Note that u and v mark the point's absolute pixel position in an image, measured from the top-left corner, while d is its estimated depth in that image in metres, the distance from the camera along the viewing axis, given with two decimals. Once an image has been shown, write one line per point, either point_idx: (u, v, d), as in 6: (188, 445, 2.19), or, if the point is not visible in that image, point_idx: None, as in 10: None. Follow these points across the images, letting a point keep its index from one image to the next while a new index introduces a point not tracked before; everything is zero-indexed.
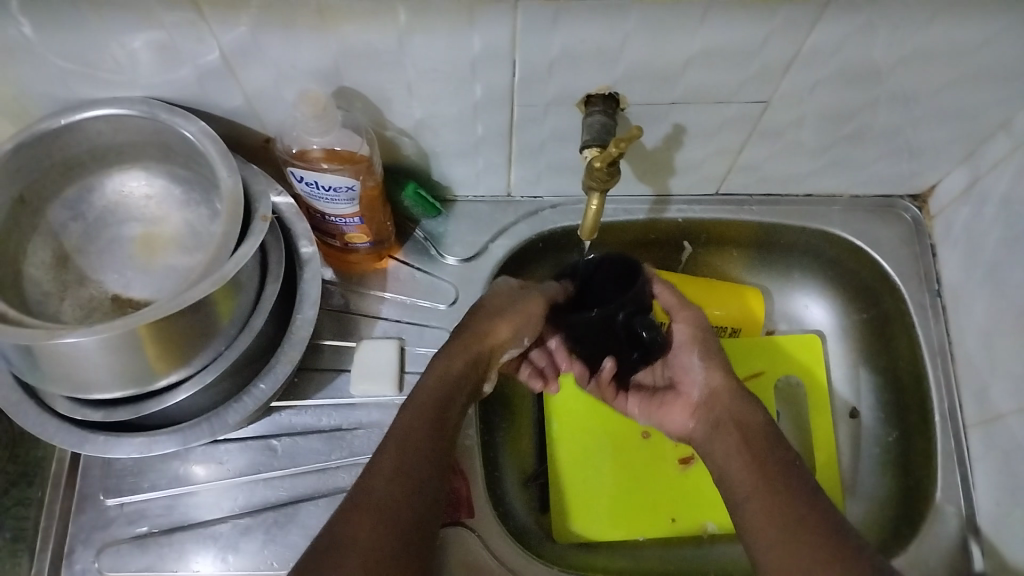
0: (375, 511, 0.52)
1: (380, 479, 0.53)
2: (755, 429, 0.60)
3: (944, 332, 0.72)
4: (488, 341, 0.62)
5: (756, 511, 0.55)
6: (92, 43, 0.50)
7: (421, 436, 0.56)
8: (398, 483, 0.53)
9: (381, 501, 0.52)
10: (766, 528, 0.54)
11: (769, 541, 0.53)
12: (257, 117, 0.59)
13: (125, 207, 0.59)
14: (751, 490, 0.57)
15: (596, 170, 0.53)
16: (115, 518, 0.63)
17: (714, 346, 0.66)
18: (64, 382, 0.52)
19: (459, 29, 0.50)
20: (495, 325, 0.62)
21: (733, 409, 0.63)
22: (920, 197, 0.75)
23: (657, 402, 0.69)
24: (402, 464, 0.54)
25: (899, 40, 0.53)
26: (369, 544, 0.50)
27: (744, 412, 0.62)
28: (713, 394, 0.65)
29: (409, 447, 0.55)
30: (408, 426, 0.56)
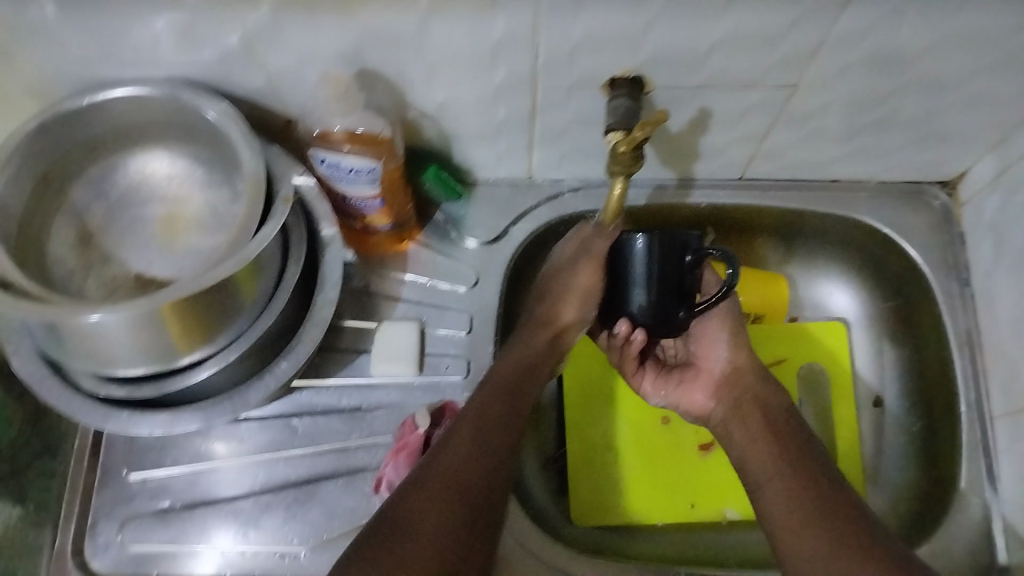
0: (442, 488, 0.51)
1: (449, 458, 0.53)
2: (776, 411, 0.62)
3: (972, 322, 0.71)
4: (560, 320, 0.64)
5: (776, 492, 0.56)
6: (115, 24, 0.50)
7: (493, 418, 0.57)
8: (470, 462, 0.53)
9: (450, 478, 0.52)
10: (789, 510, 0.54)
11: (794, 518, 0.53)
12: (278, 98, 0.59)
13: (149, 186, 0.60)
14: (773, 473, 0.57)
15: (620, 154, 0.54)
16: (139, 493, 0.64)
17: (742, 328, 0.67)
18: (88, 359, 0.53)
19: (481, 11, 0.50)
20: (563, 303, 0.63)
21: (757, 391, 0.64)
22: (950, 184, 0.74)
23: (676, 379, 0.68)
24: (474, 442, 0.54)
25: (932, 24, 0.52)
26: (433, 519, 0.49)
27: (766, 394, 0.64)
28: (736, 372, 0.66)
29: (479, 428, 0.55)
30: (481, 409, 0.57)
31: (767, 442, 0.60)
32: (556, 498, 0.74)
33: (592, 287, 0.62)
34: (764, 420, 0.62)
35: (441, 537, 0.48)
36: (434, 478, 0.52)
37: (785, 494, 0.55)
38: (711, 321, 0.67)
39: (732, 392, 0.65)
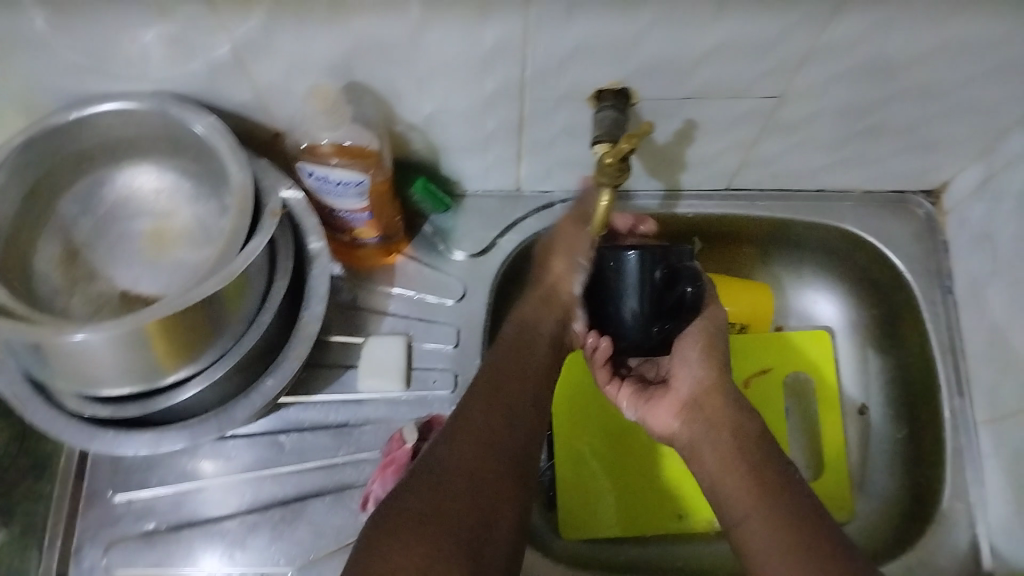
0: (473, 440, 0.51)
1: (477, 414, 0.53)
2: (750, 439, 0.56)
3: (956, 329, 0.71)
4: (560, 291, 0.61)
5: (754, 528, 0.51)
6: (103, 36, 0.50)
7: (515, 376, 0.57)
8: (498, 418, 0.53)
9: (480, 431, 0.52)
10: (770, 544, 0.49)
11: (775, 553, 0.49)
12: (266, 111, 0.58)
13: (134, 201, 0.59)
14: (751, 507, 0.52)
15: (607, 166, 0.52)
16: (124, 514, 0.63)
17: (719, 347, 0.62)
18: (74, 379, 0.52)
19: (473, 22, 0.50)
20: (559, 273, 0.61)
21: (730, 416, 0.58)
22: (933, 192, 0.74)
23: (647, 395, 0.64)
24: (495, 400, 0.54)
25: (918, 35, 0.53)
26: (466, 468, 0.49)
27: (737, 417, 0.58)
28: (706, 393, 0.60)
29: (501, 388, 0.55)
30: (500, 369, 0.57)
31: (739, 471, 0.54)
32: (546, 510, 0.73)
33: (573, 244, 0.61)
34: (735, 444, 0.56)
35: (476, 483, 0.49)
36: (463, 433, 0.52)
37: (767, 529, 0.50)
38: (691, 340, 0.62)
39: (701, 413, 0.60)
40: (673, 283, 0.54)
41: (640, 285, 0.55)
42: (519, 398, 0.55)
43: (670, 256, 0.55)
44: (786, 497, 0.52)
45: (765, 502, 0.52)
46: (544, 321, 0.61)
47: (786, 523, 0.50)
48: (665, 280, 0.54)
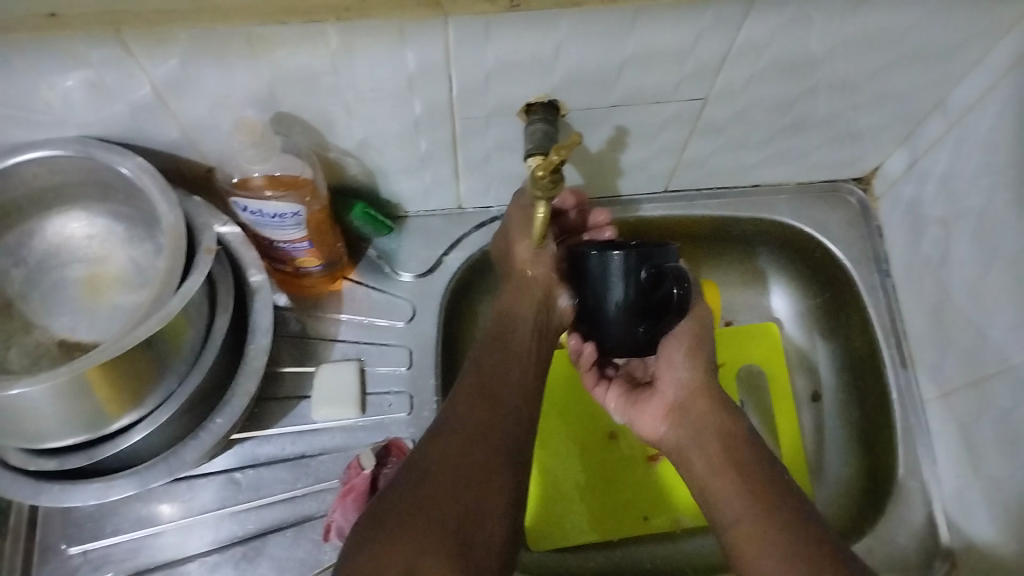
0: (465, 434, 0.51)
1: (468, 408, 0.53)
2: (739, 443, 0.57)
3: (896, 311, 0.73)
4: (536, 278, 0.61)
5: (746, 537, 0.51)
6: (18, 85, 0.49)
7: (501, 369, 0.57)
8: (489, 413, 0.53)
9: (471, 426, 0.52)
10: (756, 538, 0.50)
11: (764, 538, 0.50)
12: (195, 148, 0.58)
13: (66, 249, 0.58)
14: (742, 515, 0.52)
15: (540, 179, 0.52)
16: (79, 565, 0.62)
17: (705, 350, 0.62)
18: (15, 434, 0.51)
19: (393, 46, 0.50)
20: (529, 259, 0.62)
21: (717, 421, 0.59)
22: (863, 179, 0.76)
23: (633, 398, 0.65)
24: (485, 393, 0.55)
25: (830, 29, 0.54)
26: (461, 464, 0.49)
27: (724, 423, 0.58)
28: (691, 397, 0.61)
29: (489, 382, 0.56)
30: (487, 364, 0.57)
31: (724, 475, 0.55)
32: None
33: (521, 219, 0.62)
34: (719, 447, 0.57)
35: (469, 474, 0.49)
36: (456, 428, 0.52)
37: (754, 525, 0.51)
38: (680, 344, 0.62)
39: (689, 418, 0.60)
40: (659, 284, 0.53)
41: (626, 285, 0.54)
42: (507, 390, 0.56)
43: (656, 257, 0.53)
44: (770, 493, 0.53)
45: (751, 500, 0.52)
46: (525, 310, 0.61)
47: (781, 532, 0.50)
48: (651, 280, 0.53)
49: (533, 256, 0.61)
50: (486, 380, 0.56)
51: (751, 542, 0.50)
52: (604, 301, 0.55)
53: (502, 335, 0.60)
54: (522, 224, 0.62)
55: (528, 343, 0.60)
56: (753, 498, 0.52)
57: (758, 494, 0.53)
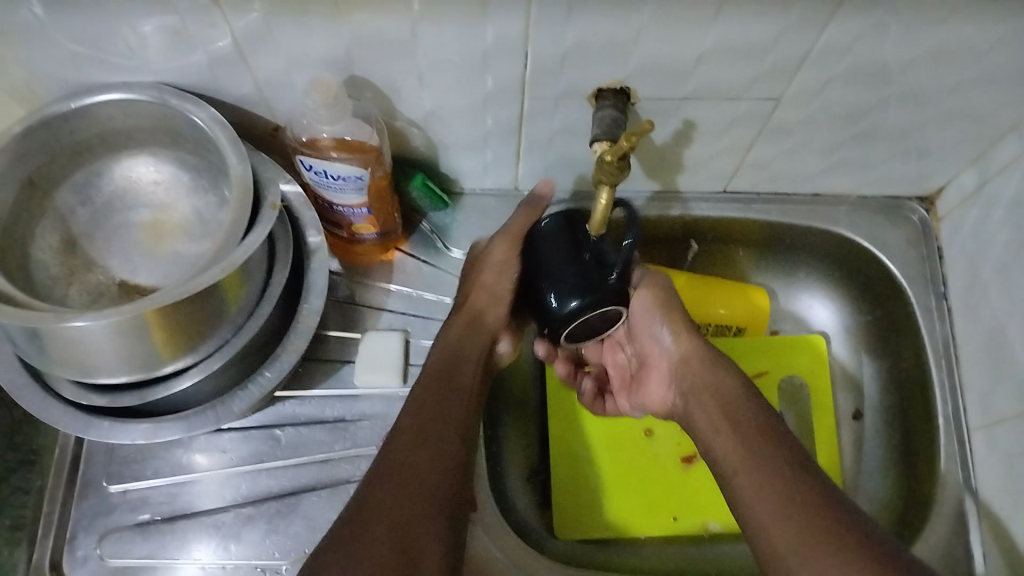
0: (396, 478, 0.49)
1: (401, 445, 0.52)
2: (729, 395, 0.57)
3: (950, 334, 0.72)
4: (480, 317, 0.63)
5: (744, 487, 0.51)
6: (105, 26, 0.50)
7: (439, 402, 0.56)
8: (424, 450, 0.52)
9: (402, 469, 0.50)
10: (761, 507, 0.49)
11: (757, 486, 0.50)
12: (267, 105, 0.59)
13: (134, 193, 0.59)
14: (738, 465, 0.52)
15: (607, 163, 0.52)
16: (118, 504, 0.63)
17: (677, 311, 0.64)
18: (71, 366, 0.52)
19: (472, 19, 0.50)
20: (483, 297, 0.63)
21: (705, 377, 0.60)
22: (928, 198, 0.75)
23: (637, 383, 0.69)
24: (418, 434, 0.53)
25: (912, 39, 0.53)
26: (397, 516, 0.47)
27: (713, 377, 0.59)
28: (683, 359, 0.62)
29: (424, 414, 0.54)
30: (421, 401, 0.55)
31: (721, 431, 0.55)
32: (540, 510, 0.73)
33: (505, 260, 0.62)
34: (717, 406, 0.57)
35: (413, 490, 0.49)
36: (390, 468, 0.50)
37: (756, 484, 0.50)
38: (660, 313, 0.64)
39: (686, 379, 0.61)
40: (598, 250, 0.57)
41: (571, 255, 0.57)
42: (442, 424, 0.54)
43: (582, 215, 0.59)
44: (770, 451, 0.52)
45: (754, 458, 0.52)
46: (472, 347, 0.62)
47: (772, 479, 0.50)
48: (591, 245, 0.57)
49: (485, 296, 0.63)
50: (421, 415, 0.54)
51: (757, 508, 0.49)
52: (561, 292, 0.56)
53: (444, 367, 0.59)
54: (502, 261, 0.62)
55: (472, 377, 0.60)
56: (754, 457, 0.52)
57: (756, 458, 0.52)
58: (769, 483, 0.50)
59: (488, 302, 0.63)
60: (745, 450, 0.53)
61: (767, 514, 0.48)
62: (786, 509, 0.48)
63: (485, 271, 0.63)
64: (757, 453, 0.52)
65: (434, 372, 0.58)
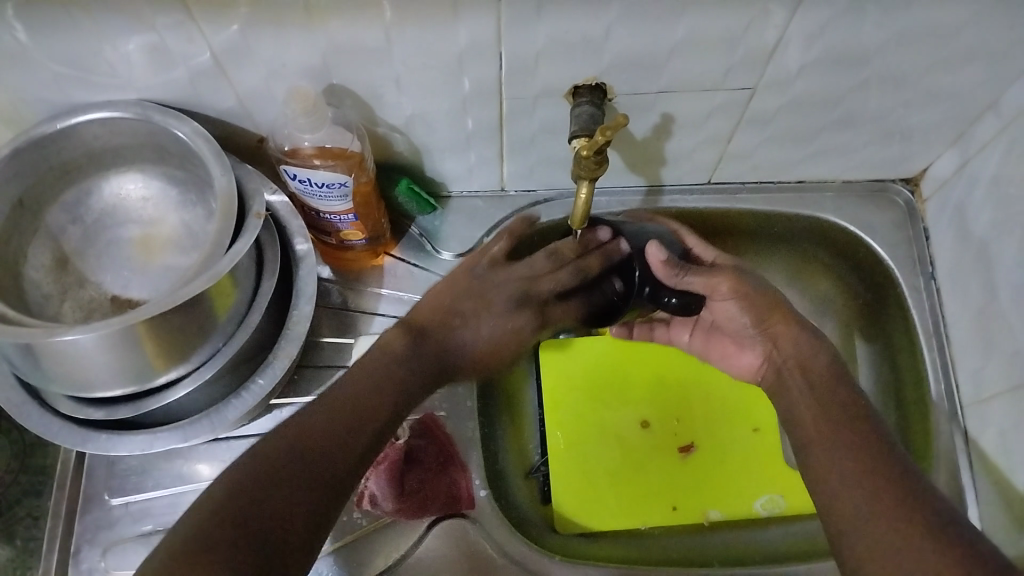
0: (314, 441, 0.51)
1: (330, 408, 0.53)
2: (818, 370, 0.58)
3: (939, 314, 0.72)
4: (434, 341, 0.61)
5: (818, 452, 0.53)
6: (86, 47, 0.51)
7: (377, 381, 0.57)
8: (340, 422, 0.53)
9: (323, 434, 0.52)
10: (841, 467, 0.51)
11: (829, 453, 0.53)
12: (250, 117, 0.60)
13: (123, 209, 0.60)
14: (814, 433, 0.55)
15: (584, 159, 0.53)
16: (121, 517, 0.64)
17: (762, 302, 0.61)
18: (67, 382, 0.53)
19: (445, 22, 0.51)
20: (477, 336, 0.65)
21: (795, 352, 0.60)
22: (911, 180, 0.76)
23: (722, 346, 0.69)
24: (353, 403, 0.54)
25: (882, 21, 0.54)
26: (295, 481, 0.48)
27: (805, 351, 0.59)
28: (773, 346, 0.62)
29: (362, 403, 0.55)
30: (367, 376, 0.57)
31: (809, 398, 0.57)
32: (540, 505, 0.74)
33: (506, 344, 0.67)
34: (804, 386, 0.58)
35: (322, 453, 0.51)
36: (300, 433, 0.51)
37: (834, 450, 0.52)
38: (737, 297, 0.61)
39: (775, 353, 0.62)
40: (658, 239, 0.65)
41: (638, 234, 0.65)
42: (371, 419, 0.55)
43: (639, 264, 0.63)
44: (854, 424, 0.54)
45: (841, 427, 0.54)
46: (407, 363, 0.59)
47: (849, 446, 0.52)
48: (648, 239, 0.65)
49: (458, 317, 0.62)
50: (347, 390, 0.55)
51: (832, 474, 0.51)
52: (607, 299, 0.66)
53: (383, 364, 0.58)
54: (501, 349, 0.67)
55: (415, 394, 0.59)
56: (836, 431, 0.53)
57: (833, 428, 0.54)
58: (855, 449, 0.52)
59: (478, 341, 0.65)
60: (827, 426, 0.54)
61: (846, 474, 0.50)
62: (857, 478, 0.50)
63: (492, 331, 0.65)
64: (847, 432, 0.53)
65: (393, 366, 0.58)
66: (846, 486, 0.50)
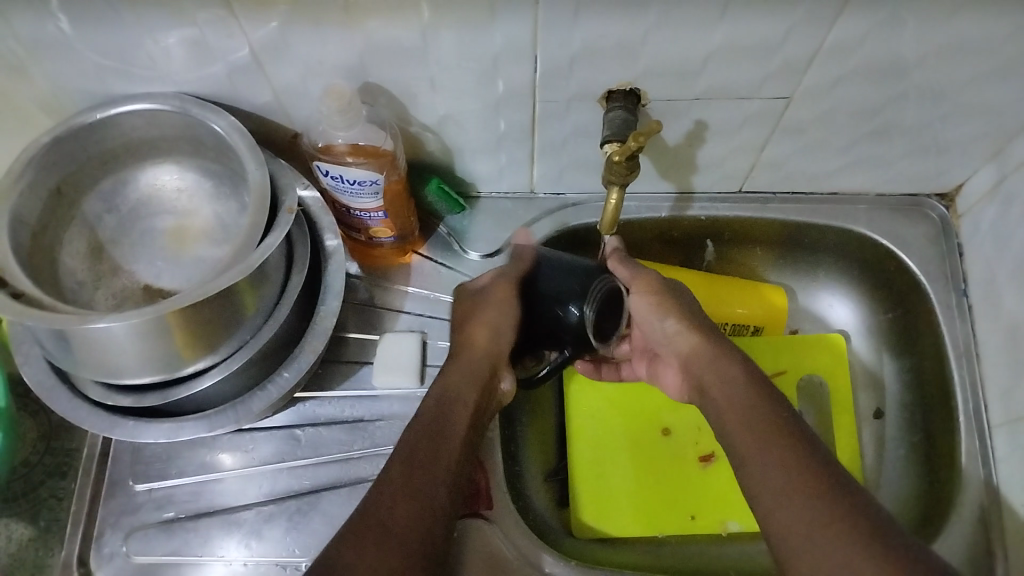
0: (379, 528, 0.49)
1: (387, 493, 0.51)
2: (735, 387, 0.55)
3: (970, 332, 0.71)
4: (487, 355, 0.62)
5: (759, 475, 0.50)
6: (128, 39, 0.52)
7: (425, 444, 0.55)
8: (406, 501, 0.51)
9: (386, 519, 0.50)
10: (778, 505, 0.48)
11: (771, 475, 0.49)
12: (284, 112, 0.60)
13: (158, 199, 0.61)
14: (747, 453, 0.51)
15: (616, 164, 0.54)
16: (144, 503, 0.65)
17: (680, 300, 0.62)
18: (97, 368, 0.53)
19: (480, 23, 0.51)
20: (482, 337, 0.62)
21: (709, 365, 0.58)
22: (947, 196, 0.75)
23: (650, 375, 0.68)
24: (408, 477, 0.52)
25: (924, 34, 0.53)
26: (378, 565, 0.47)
27: (716, 361, 0.58)
28: (684, 347, 0.60)
29: (417, 468, 0.53)
30: (412, 439, 0.55)
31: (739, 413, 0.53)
32: (558, 508, 0.74)
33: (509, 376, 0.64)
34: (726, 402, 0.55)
35: (395, 534, 0.49)
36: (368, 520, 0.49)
37: (764, 474, 0.49)
38: (658, 299, 0.61)
39: (690, 366, 0.59)
40: (565, 306, 0.59)
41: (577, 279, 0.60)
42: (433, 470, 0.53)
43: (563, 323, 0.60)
44: (750, 419, 0.52)
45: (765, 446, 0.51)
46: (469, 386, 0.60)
47: (796, 463, 0.49)
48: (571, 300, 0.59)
49: (495, 331, 0.62)
50: (401, 464, 0.53)
51: (770, 502, 0.48)
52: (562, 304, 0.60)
53: (439, 410, 0.57)
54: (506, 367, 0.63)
55: (466, 417, 0.58)
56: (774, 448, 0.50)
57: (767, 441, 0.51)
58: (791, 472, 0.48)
59: (484, 338, 0.62)
60: (746, 436, 0.52)
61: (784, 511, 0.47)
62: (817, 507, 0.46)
63: (484, 317, 0.62)
64: (748, 437, 0.52)
65: (429, 419, 0.57)
66: (803, 514, 0.46)
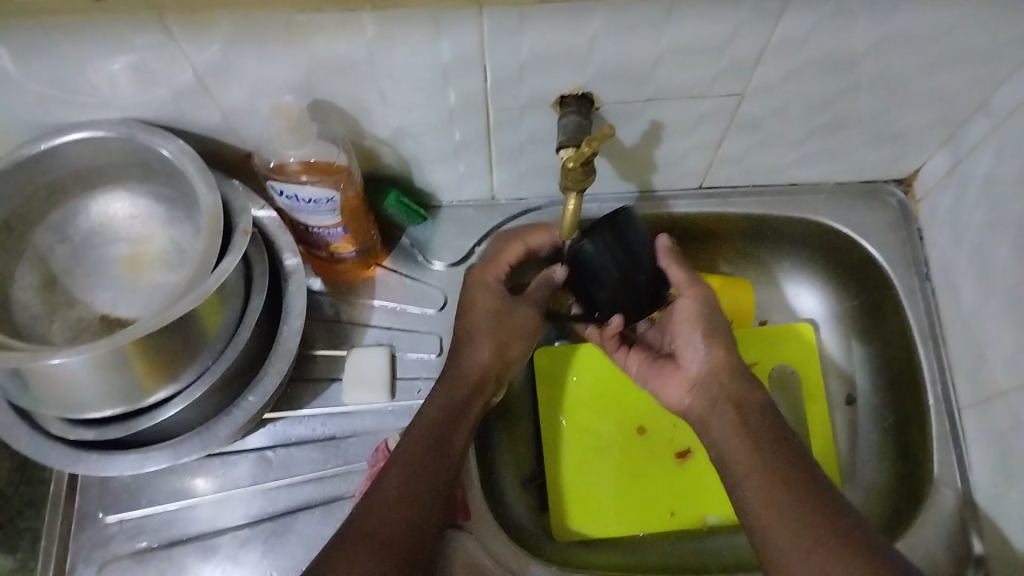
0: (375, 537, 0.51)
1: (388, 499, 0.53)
2: (753, 409, 0.59)
3: (934, 316, 0.72)
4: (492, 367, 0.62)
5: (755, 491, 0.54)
6: (68, 68, 0.51)
7: (431, 453, 0.56)
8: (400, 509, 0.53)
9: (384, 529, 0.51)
10: (766, 512, 0.52)
11: (768, 494, 0.53)
12: (235, 133, 0.60)
13: (111, 227, 0.60)
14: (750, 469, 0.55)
15: (570, 170, 0.53)
16: (116, 534, 0.64)
17: (718, 325, 0.64)
18: (57, 404, 0.53)
19: (426, 35, 0.51)
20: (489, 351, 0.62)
21: (732, 390, 0.61)
22: (905, 181, 0.75)
23: (656, 367, 0.67)
24: (408, 486, 0.54)
25: (871, 26, 0.53)
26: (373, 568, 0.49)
27: (741, 390, 0.60)
28: (713, 372, 0.62)
29: (418, 477, 0.55)
30: (412, 445, 0.56)
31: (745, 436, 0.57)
32: (537, 513, 0.74)
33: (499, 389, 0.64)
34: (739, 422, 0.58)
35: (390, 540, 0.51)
36: (369, 524, 0.51)
37: (764, 492, 0.53)
38: (701, 317, 0.63)
39: (709, 386, 0.62)
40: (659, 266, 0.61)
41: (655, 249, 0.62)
42: (435, 479, 0.55)
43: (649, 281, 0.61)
44: (757, 442, 0.56)
45: (761, 462, 0.55)
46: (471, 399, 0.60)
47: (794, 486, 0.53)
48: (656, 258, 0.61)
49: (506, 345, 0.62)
50: (404, 470, 0.55)
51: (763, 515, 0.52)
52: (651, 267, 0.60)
53: (446, 421, 0.58)
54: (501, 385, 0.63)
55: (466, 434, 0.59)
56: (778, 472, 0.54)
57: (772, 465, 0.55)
58: (782, 486, 0.53)
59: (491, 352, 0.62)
60: (751, 457, 0.56)
61: (773, 518, 0.52)
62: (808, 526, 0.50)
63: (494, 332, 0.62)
64: (754, 459, 0.55)
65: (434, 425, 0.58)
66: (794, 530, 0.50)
